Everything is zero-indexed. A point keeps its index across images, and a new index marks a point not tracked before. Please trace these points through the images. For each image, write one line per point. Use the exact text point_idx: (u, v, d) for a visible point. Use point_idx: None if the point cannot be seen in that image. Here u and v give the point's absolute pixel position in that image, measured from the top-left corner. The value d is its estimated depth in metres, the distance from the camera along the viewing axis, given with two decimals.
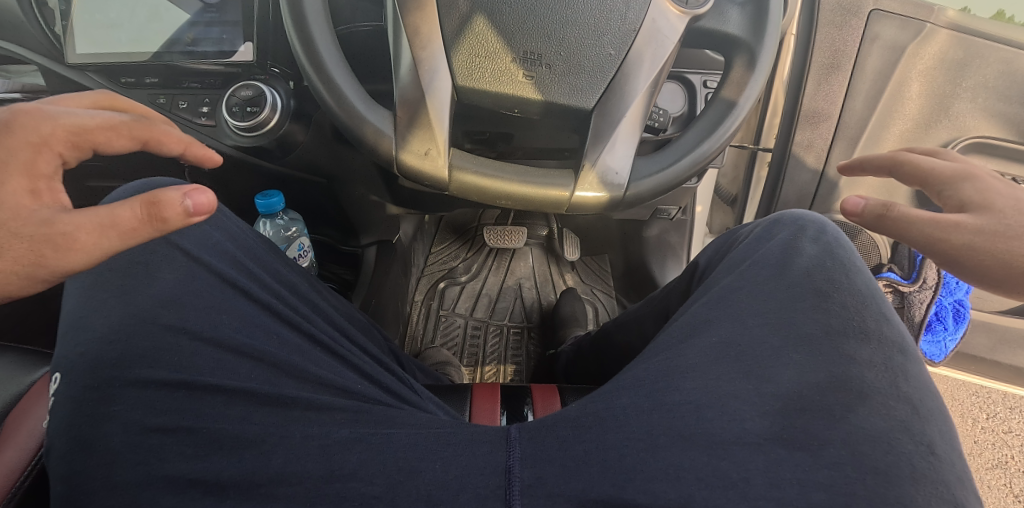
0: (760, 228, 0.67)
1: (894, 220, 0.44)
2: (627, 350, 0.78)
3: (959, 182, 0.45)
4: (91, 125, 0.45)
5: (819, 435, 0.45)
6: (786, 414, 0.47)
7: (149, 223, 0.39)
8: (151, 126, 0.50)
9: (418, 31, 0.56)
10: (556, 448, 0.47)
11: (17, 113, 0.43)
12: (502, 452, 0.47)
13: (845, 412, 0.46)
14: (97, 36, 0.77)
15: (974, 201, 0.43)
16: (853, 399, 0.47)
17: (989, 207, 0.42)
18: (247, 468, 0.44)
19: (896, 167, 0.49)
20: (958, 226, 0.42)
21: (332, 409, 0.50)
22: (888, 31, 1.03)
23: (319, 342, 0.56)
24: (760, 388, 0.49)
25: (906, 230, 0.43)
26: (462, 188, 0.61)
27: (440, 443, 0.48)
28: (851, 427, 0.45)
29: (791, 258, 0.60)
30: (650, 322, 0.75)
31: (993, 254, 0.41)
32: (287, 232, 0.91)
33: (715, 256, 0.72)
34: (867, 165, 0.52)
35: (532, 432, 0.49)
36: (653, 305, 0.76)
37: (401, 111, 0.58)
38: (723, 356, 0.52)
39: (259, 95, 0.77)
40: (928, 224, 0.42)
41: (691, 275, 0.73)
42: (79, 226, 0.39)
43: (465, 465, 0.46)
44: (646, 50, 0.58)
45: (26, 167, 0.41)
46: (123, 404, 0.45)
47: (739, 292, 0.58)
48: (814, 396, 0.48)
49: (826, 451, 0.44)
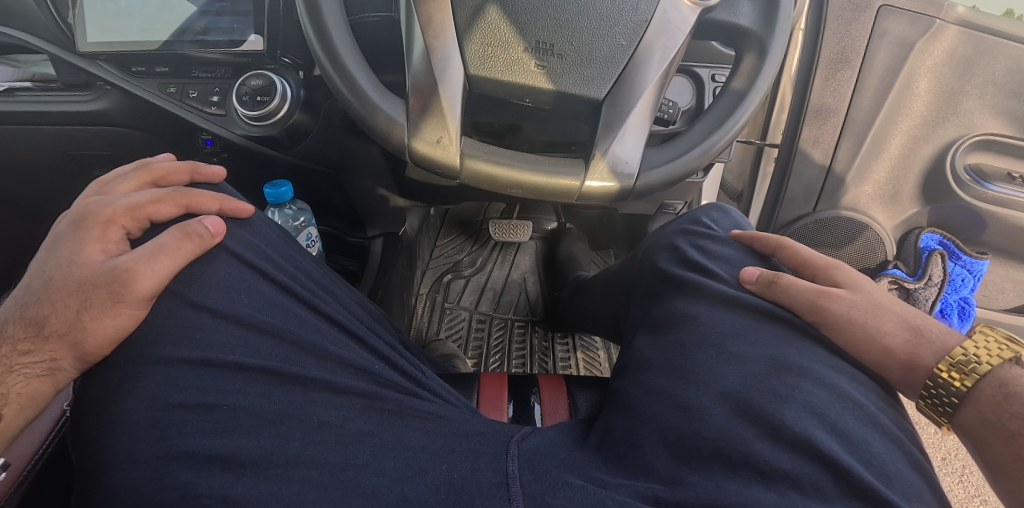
0: (683, 234, 0.65)
1: (783, 286, 0.53)
2: (609, 316, 0.80)
3: (829, 272, 0.54)
4: (141, 201, 0.50)
5: (773, 419, 0.44)
6: (739, 409, 0.46)
7: (191, 242, 0.50)
8: (188, 192, 0.53)
9: (432, 20, 0.57)
10: (551, 463, 0.48)
11: (87, 207, 0.50)
12: (503, 462, 0.48)
13: (791, 391, 0.46)
14: (109, 25, 0.78)
15: (844, 283, 0.53)
16: (797, 378, 0.47)
17: (856, 288, 0.52)
18: (264, 448, 0.44)
19: (781, 250, 0.57)
20: (839, 297, 0.50)
21: (350, 393, 0.51)
22: (896, 26, 1.03)
23: (336, 323, 0.57)
24: (709, 389, 0.48)
25: (790, 295, 0.52)
26: (473, 176, 0.62)
27: (445, 449, 0.49)
28: (800, 403, 0.45)
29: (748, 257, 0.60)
30: (616, 297, 0.77)
31: (863, 326, 0.49)
32: (295, 222, 0.91)
33: (648, 247, 0.70)
34: (756, 245, 0.60)
35: (529, 453, 0.49)
36: (617, 277, 0.78)
37: (414, 99, 0.59)
38: (724, 339, 0.51)
39: (271, 84, 0.77)
40: (808, 292, 0.51)
41: (631, 260, 0.74)
42: (134, 261, 0.46)
43: (470, 468, 0.47)
44: (657, 41, 0.58)
45: (98, 240, 0.48)
46: (146, 380, 0.45)
47: (677, 303, 0.57)
48: (758, 385, 0.47)
49: (786, 434, 0.43)
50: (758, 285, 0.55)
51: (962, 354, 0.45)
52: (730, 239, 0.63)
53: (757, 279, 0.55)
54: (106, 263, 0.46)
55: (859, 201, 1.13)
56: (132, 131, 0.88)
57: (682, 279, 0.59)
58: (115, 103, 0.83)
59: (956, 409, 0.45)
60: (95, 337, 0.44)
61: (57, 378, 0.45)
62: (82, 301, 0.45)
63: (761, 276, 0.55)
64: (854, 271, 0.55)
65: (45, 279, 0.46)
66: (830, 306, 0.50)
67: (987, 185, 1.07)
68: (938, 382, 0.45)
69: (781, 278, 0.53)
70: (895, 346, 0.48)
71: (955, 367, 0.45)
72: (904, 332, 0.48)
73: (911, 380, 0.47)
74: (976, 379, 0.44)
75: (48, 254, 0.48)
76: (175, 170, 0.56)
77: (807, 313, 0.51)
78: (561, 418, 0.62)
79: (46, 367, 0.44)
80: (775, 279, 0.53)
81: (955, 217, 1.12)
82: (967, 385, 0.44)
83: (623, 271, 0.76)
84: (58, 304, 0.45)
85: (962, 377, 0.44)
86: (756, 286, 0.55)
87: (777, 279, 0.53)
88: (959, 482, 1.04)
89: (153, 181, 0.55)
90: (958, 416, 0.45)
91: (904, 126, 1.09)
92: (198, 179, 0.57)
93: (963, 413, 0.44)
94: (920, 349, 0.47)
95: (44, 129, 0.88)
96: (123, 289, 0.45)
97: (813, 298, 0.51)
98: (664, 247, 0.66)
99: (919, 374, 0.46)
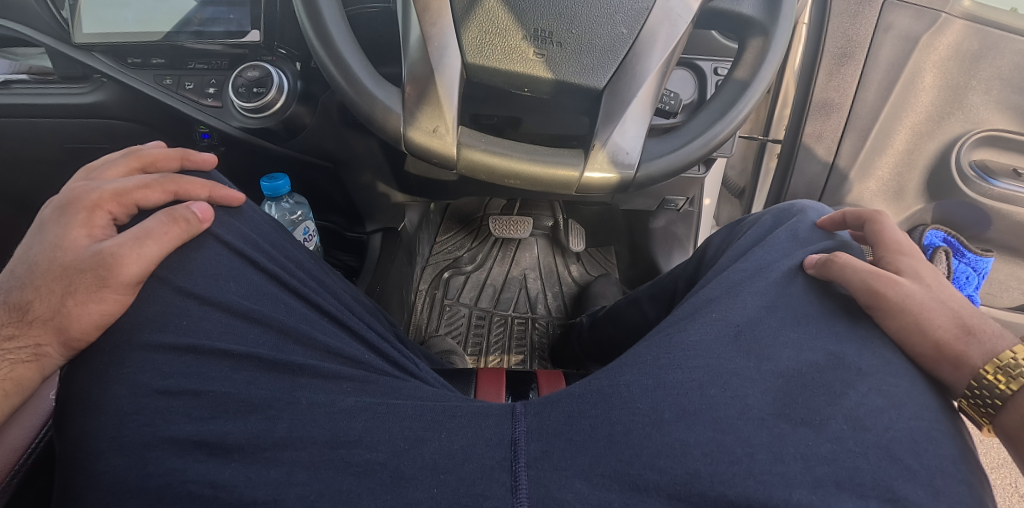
0: (769, 215, 0.67)
1: (838, 265, 0.52)
2: (633, 329, 0.82)
3: (898, 255, 0.52)
4: (128, 187, 0.49)
5: (822, 411, 0.45)
6: (787, 394, 0.46)
7: (179, 227, 0.49)
8: (177, 178, 0.52)
9: (428, 7, 0.56)
10: (561, 422, 0.47)
11: (73, 192, 0.49)
12: (508, 425, 0.47)
13: (846, 389, 0.46)
14: (104, 17, 0.76)
15: (907, 271, 0.50)
16: (853, 376, 0.47)
17: (918, 277, 0.50)
18: (252, 432, 0.44)
19: (871, 222, 0.55)
20: (897, 284, 0.48)
21: (339, 378, 0.50)
22: (902, 20, 1.01)
23: (326, 313, 0.56)
24: (761, 366, 0.48)
25: (845, 274, 0.51)
26: (471, 165, 0.60)
27: (446, 414, 0.48)
28: (853, 403, 0.45)
29: (798, 246, 0.60)
30: (649, 305, 0.79)
31: (915, 316, 0.47)
32: (292, 215, 0.90)
33: (721, 246, 0.71)
34: (847, 218, 0.58)
35: (538, 407, 0.49)
36: (655, 288, 0.80)
37: (410, 87, 0.58)
38: (777, 326, 0.52)
39: (266, 76, 0.76)
40: (865, 272, 0.50)
41: (701, 257, 0.73)
42: (119, 246, 0.45)
43: (471, 435, 0.46)
44: (659, 29, 0.57)
45: (84, 225, 0.47)
46: (130, 367, 0.44)
47: (739, 272, 0.58)
48: (793, 384, 0.47)
49: (828, 426, 0.44)
50: (818, 263, 0.54)
51: (1010, 356, 0.42)
52: (814, 227, 0.62)
53: (819, 259, 0.54)
54: (91, 247, 0.45)
55: (863, 198, 1.13)
56: (125, 123, 0.87)
57: (748, 262, 0.59)
58: (112, 95, 0.83)
59: (998, 411, 0.42)
60: (80, 323, 0.43)
61: (42, 364, 0.44)
62: (66, 285, 0.44)
63: (823, 256, 0.54)
64: (931, 265, 0.52)
65: (29, 264, 0.45)
66: (889, 292, 0.49)
67: (993, 181, 1.06)
68: (982, 383, 0.43)
69: (842, 258, 0.52)
70: (945, 341, 0.46)
71: (1001, 370, 0.42)
72: (956, 328, 0.46)
73: (957, 380, 0.45)
74: (1022, 384, 0.41)
75: (33, 239, 0.47)
76: (165, 157, 0.55)
77: (862, 295, 0.50)
78: (559, 386, 0.64)
79: (31, 353, 0.43)
80: (837, 259, 0.52)
81: (958, 212, 1.11)
82: (1012, 388, 0.41)
83: (688, 269, 0.74)
84: (42, 289, 0.44)
85: (1008, 380, 0.41)
86: (817, 264, 0.54)
87: (836, 260, 0.52)
88: None
89: (143, 167, 0.54)
90: (1000, 419, 0.42)
91: (909, 122, 1.08)
92: (188, 165, 0.56)
93: (1004, 416, 0.42)
94: (969, 347, 0.45)
95: (39, 121, 0.87)
96: (108, 273, 0.44)
97: (872, 282, 0.49)
98: (750, 227, 0.68)
99: (966, 373, 0.44)
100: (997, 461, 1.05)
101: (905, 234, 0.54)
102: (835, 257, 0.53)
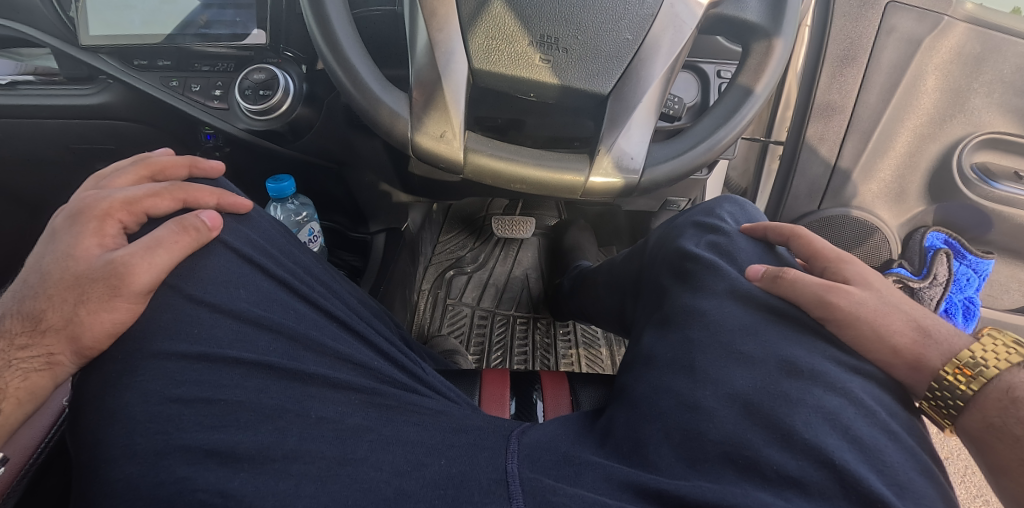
0: (692, 224, 0.64)
1: (788, 281, 0.51)
2: (599, 311, 0.86)
3: (838, 265, 0.53)
4: (138, 195, 0.50)
5: (783, 423, 0.43)
6: (748, 412, 0.44)
7: (189, 236, 0.49)
8: (186, 186, 0.53)
9: (435, 13, 0.56)
10: (550, 466, 0.47)
11: (84, 201, 0.49)
12: (504, 457, 0.47)
13: (801, 395, 0.44)
14: (110, 19, 0.77)
15: (855, 279, 0.51)
16: (806, 382, 0.45)
17: (867, 284, 0.51)
18: (263, 443, 0.44)
19: (796, 239, 0.56)
20: (847, 293, 0.49)
21: (350, 388, 0.51)
22: (904, 23, 1.01)
23: (336, 318, 0.57)
24: (715, 390, 0.46)
25: (796, 288, 0.51)
26: (477, 170, 0.61)
27: (445, 443, 0.49)
28: (808, 409, 0.43)
29: (723, 255, 0.58)
30: (605, 291, 0.83)
31: (871, 323, 0.48)
32: (297, 216, 0.91)
33: (657, 246, 0.68)
34: (769, 235, 0.59)
35: (529, 450, 0.49)
36: (612, 272, 0.82)
37: (417, 92, 0.58)
38: (763, 330, 0.50)
39: (273, 79, 0.77)
40: (816, 286, 0.50)
41: (646, 243, 0.73)
42: (131, 255, 0.46)
43: (469, 464, 0.47)
44: (665, 35, 0.57)
45: (95, 235, 0.47)
46: (144, 374, 0.45)
47: (683, 303, 0.55)
48: (767, 387, 0.45)
49: (795, 441, 0.42)
50: (763, 281, 0.53)
51: (969, 356, 0.44)
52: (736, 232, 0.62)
53: (762, 276, 0.53)
54: (103, 257, 0.46)
55: (864, 200, 1.12)
56: (131, 125, 0.88)
57: (701, 258, 0.58)
58: (118, 97, 0.83)
59: (960, 412, 0.44)
60: (93, 331, 0.44)
61: (55, 372, 0.44)
62: (79, 295, 0.44)
63: (767, 273, 0.53)
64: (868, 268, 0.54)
65: (42, 273, 0.46)
66: (841, 302, 0.49)
67: (994, 184, 1.06)
68: (944, 384, 0.44)
69: (787, 274, 0.52)
70: (903, 346, 0.47)
71: (962, 369, 0.44)
72: (912, 332, 0.47)
73: (917, 381, 0.46)
74: (982, 383, 0.43)
75: (46, 248, 0.48)
76: (173, 164, 0.56)
77: (815, 308, 0.50)
78: (564, 412, 0.62)
79: (44, 362, 0.44)
80: (784, 275, 0.52)
81: (959, 215, 1.11)
82: (973, 387, 0.43)
83: (635, 253, 0.75)
84: (55, 298, 0.45)
85: (969, 380, 0.44)
86: (761, 281, 0.53)
87: (781, 278, 0.52)
88: (961, 482, 1.02)
89: (152, 175, 0.54)
90: (961, 420, 0.45)
91: (911, 124, 1.08)
92: (197, 173, 0.57)
93: (966, 417, 0.44)
94: (927, 349, 0.46)
95: (46, 122, 0.88)
96: (119, 283, 0.45)
97: (824, 294, 0.49)
98: (678, 234, 0.65)
99: (925, 375, 0.46)
100: None
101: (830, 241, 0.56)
102: (778, 274, 0.52)
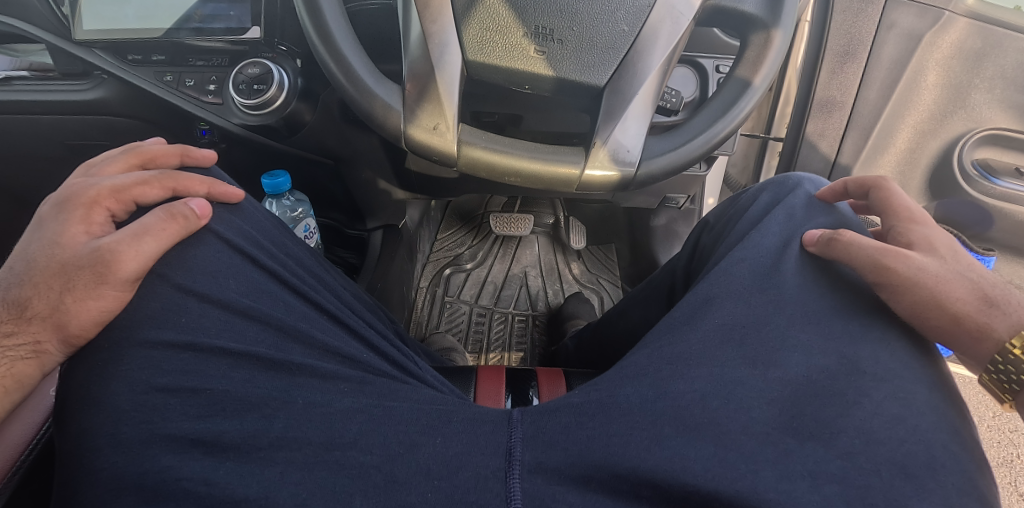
0: (766, 191, 0.66)
1: (843, 243, 0.51)
2: (624, 335, 0.75)
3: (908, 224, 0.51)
4: (127, 183, 0.49)
5: (833, 423, 0.43)
6: (795, 402, 0.45)
7: (177, 224, 0.49)
8: (176, 175, 0.52)
9: (428, 4, 0.55)
10: (558, 431, 0.46)
11: (71, 189, 0.49)
12: (504, 431, 0.46)
13: (858, 397, 0.44)
14: (106, 14, 0.76)
15: (919, 242, 0.49)
16: (866, 382, 0.45)
17: (931, 249, 0.48)
18: (248, 432, 0.44)
19: (875, 190, 0.54)
20: (906, 257, 0.47)
21: (337, 378, 0.49)
22: (905, 18, 1.00)
23: (326, 311, 0.56)
24: (767, 374, 0.47)
25: (850, 251, 0.50)
26: (471, 163, 0.60)
27: (442, 419, 0.47)
28: (864, 414, 0.43)
29: (797, 222, 0.60)
30: (654, 306, 0.73)
31: (930, 289, 0.45)
32: (293, 212, 0.90)
33: (722, 215, 0.72)
34: (848, 188, 0.58)
35: (536, 414, 0.47)
36: (653, 287, 0.75)
37: (410, 84, 0.58)
38: (783, 329, 0.50)
39: (267, 73, 0.76)
40: (870, 248, 0.49)
41: (701, 229, 0.75)
42: (118, 242, 0.45)
43: (466, 444, 0.45)
44: (662, 27, 0.57)
45: (82, 222, 0.47)
46: (130, 363, 0.45)
47: (741, 266, 0.56)
48: (823, 381, 0.46)
49: (838, 441, 0.42)
50: (821, 242, 0.54)
51: None
52: (813, 200, 0.62)
53: (822, 236, 0.54)
54: (90, 244, 0.46)
55: None
56: (125, 120, 0.87)
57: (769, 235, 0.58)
58: (112, 92, 0.82)
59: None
60: (79, 319, 0.44)
61: (42, 361, 0.44)
62: (63, 282, 0.44)
63: (825, 236, 0.53)
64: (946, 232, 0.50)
65: (28, 261, 0.46)
66: (897, 263, 0.47)
67: (995, 181, 1.06)
68: (1008, 359, 0.42)
69: (843, 236, 0.51)
70: (964, 314, 0.44)
71: None
72: (976, 302, 0.45)
73: (978, 354, 0.44)
74: None
75: (32, 236, 0.47)
76: (164, 153, 0.55)
77: (870, 272, 0.49)
78: (559, 392, 0.63)
79: (30, 350, 0.43)
80: (842, 236, 0.52)
81: (961, 212, 1.12)
82: None
83: (676, 265, 0.73)
84: (40, 286, 0.44)
85: None
86: (820, 242, 0.54)
87: (838, 239, 0.52)
88: None
89: (142, 164, 0.54)
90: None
91: (911, 120, 1.08)
92: (189, 162, 0.56)
93: None
94: (993, 321, 0.43)
95: (39, 118, 0.87)
96: (106, 270, 0.44)
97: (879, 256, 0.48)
98: (751, 205, 0.66)
99: (989, 347, 0.43)
100: (996, 461, 1.04)
101: (912, 199, 0.53)
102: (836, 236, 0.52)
